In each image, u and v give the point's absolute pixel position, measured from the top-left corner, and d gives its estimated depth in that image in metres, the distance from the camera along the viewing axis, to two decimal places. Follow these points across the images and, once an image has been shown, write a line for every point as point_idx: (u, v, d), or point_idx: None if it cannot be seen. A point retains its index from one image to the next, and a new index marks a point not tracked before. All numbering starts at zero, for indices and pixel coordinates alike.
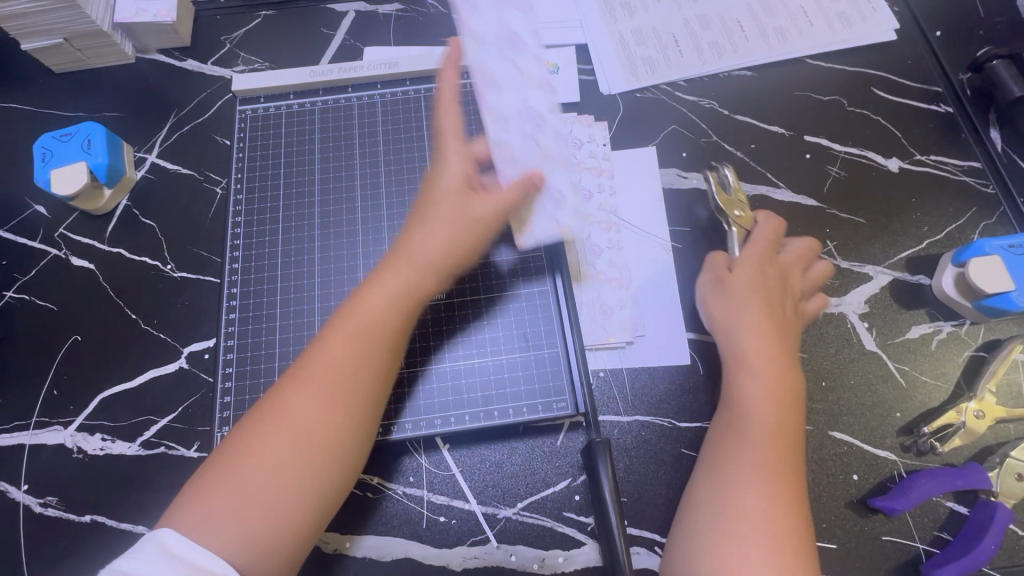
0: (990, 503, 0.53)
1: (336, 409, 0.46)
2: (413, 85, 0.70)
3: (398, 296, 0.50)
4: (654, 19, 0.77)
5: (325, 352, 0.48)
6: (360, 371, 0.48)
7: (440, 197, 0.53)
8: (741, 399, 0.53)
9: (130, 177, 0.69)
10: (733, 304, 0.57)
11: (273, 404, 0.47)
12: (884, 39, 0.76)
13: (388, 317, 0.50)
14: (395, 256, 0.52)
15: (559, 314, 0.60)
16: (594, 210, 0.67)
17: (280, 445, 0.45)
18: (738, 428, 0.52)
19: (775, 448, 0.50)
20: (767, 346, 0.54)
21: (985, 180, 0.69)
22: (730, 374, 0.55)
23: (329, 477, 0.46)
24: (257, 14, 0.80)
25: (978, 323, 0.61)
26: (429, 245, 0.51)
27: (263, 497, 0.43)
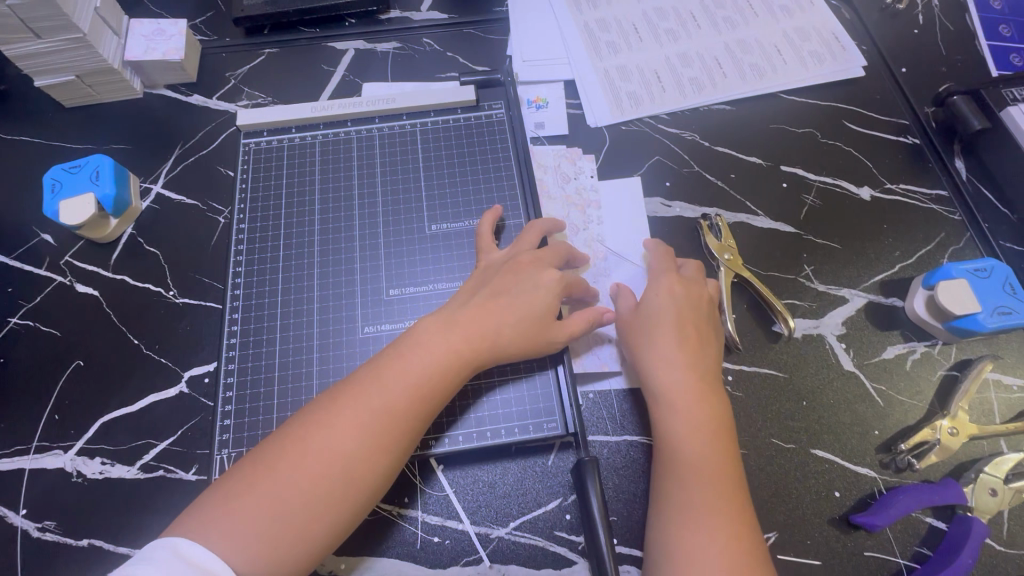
0: (966, 519, 0.55)
1: (370, 451, 0.48)
2: (410, 119, 0.73)
3: (461, 362, 0.53)
4: (638, 57, 0.82)
5: (364, 393, 0.50)
6: (399, 419, 0.50)
7: (525, 286, 0.58)
8: (670, 430, 0.55)
9: (135, 207, 0.72)
10: (648, 334, 0.60)
11: (297, 434, 0.48)
12: (853, 75, 0.81)
13: (444, 378, 0.52)
14: (468, 312, 0.56)
15: (559, 397, 0.59)
16: (582, 246, 0.70)
17: (300, 468, 0.46)
18: (676, 456, 0.54)
19: (711, 481, 0.51)
20: (690, 373, 0.57)
21: (952, 208, 0.73)
22: (656, 411, 0.57)
23: (347, 507, 0.47)
24: (260, 52, 0.84)
25: (949, 343, 0.64)
26: (502, 331, 0.56)
27: (277, 515, 0.45)
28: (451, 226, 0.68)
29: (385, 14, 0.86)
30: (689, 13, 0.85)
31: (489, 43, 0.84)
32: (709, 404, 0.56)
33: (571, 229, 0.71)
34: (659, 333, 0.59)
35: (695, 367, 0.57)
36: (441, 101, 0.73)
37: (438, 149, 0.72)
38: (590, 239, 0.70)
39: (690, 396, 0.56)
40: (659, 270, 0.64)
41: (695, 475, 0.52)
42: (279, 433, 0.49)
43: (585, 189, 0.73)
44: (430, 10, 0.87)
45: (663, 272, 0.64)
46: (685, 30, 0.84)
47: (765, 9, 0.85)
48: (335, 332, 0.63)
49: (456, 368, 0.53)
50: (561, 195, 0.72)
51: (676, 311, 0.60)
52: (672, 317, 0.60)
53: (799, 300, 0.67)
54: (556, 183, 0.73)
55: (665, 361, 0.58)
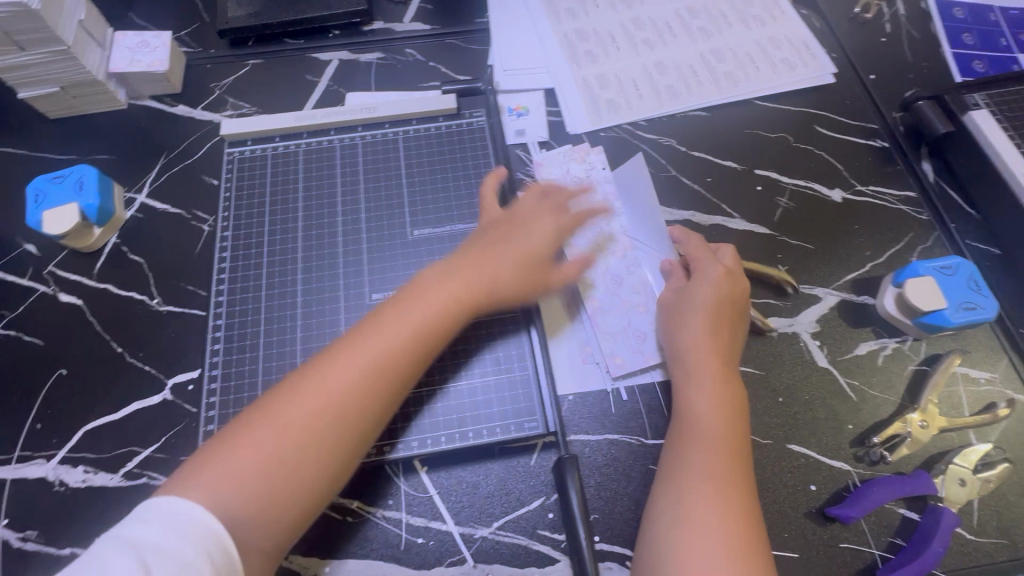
0: (937, 508, 0.57)
1: (360, 403, 0.50)
2: (392, 127, 0.75)
3: (456, 309, 0.56)
4: (617, 66, 0.84)
5: (347, 357, 0.51)
6: (379, 383, 0.51)
7: (524, 233, 0.62)
8: (693, 407, 0.57)
9: (120, 216, 0.73)
10: (683, 318, 0.61)
11: (280, 399, 0.49)
12: (824, 82, 0.84)
13: (435, 331, 0.54)
14: (472, 255, 0.59)
15: (540, 395, 0.61)
16: (605, 241, 0.70)
17: (293, 420, 0.48)
18: (696, 434, 0.55)
19: (723, 459, 0.53)
20: (716, 358, 0.59)
21: (920, 209, 0.75)
22: (682, 390, 0.59)
23: (332, 462, 0.49)
24: (245, 63, 0.85)
25: (920, 339, 0.66)
26: (503, 270, 0.59)
27: (268, 468, 0.47)
28: (434, 230, 0.69)
29: (368, 25, 0.88)
30: (665, 23, 0.88)
31: (471, 53, 0.86)
32: (729, 389, 0.57)
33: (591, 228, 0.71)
34: (692, 317, 0.60)
35: (721, 353, 0.59)
36: (423, 109, 0.75)
37: (420, 156, 0.73)
38: (614, 232, 0.70)
39: (717, 380, 0.57)
40: (704, 254, 0.64)
41: (710, 449, 0.54)
42: (264, 396, 0.50)
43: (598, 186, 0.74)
44: (412, 21, 0.88)
45: (712, 256, 0.63)
46: (662, 40, 0.86)
47: (739, 19, 0.88)
48: (319, 337, 0.63)
49: (445, 318, 0.55)
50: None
51: (716, 299, 0.61)
52: (711, 305, 0.60)
53: (774, 298, 0.68)
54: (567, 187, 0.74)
55: (694, 343, 0.59)
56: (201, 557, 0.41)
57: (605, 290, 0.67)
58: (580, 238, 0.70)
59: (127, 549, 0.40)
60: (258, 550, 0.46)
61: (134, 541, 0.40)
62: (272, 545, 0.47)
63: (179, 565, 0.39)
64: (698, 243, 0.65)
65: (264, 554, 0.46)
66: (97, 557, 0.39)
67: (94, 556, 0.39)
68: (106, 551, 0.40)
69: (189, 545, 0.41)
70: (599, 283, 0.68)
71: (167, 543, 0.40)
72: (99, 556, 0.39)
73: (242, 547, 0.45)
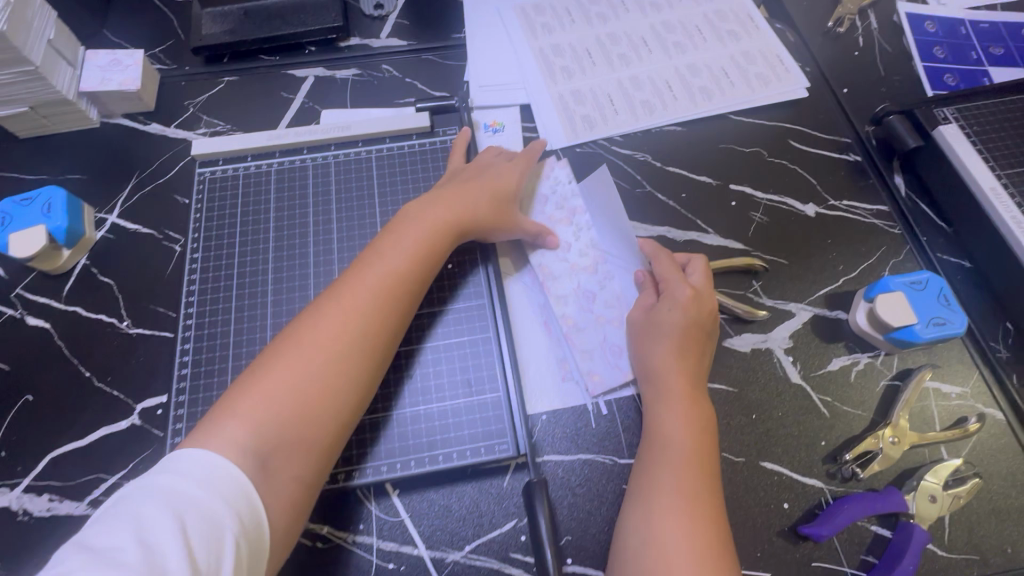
0: (908, 525, 0.57)
1: (368, 334, 0.53)
2: (366, 146, 0.74)
3: (439, 242, 0.61)
4: (592, 81, 0.85)
5: (349, 298, 0.54)
6: (382, 317, 0.55)
7: (495, 180, 0.67)
8: (664, 429, 0.57)
9: (90, 237, 0.72)
10: (652, 338, 0.61)
11: (286, 347, 0.51)
12: (797, 96, 0.84)
13: (423, 261, 0.59)
14: (443, 198, 0.64)
15: (510, 418, 0.61)
16: (575, 257, 0.68)
17: (308, 358, 0.51)
18: (665, 457, 0.55)
19: (694, 478, 0.53)
20: (684, 379, 0.58)
21: (892, 223, 0.76)
22: (652, 409, 0.59)
23: (351, 394, 0.52)
24: (219, 80, 0.85)
25: (892, 354, 0.66)
26: (480, 212, 0.64)
27: (290, 411, 0.49)
28: None
29: (344, 41, 0.88)
30: (640, 38, 0.88)
31: (447, 69, 0.86)
32: (699, 412, 0.57)
33: (560, 246, 0.69)
34: (662, 337, 0.60)
35: (690, 375, 0.59)
36: (397, 127, 0.74)
37: (393, 175, 0.73)
38: (584, 247, 0.69)
39: (688, 403, 0.57)
40: (674, 273, 0.63)
41: (680, 468, 0.54)
42: (269, 348, 0.52)
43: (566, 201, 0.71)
44: (389, 37, 0.88)
45: (681, 276, 0.63)
46: (637, 55, 0.87)
47: (713, 34, 0.89)
48: None
49: (431, 252, 0.60)
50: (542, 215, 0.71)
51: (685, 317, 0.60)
52: (679, 324, 0.60)
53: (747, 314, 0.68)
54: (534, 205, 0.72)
55: (664, 363, 0.59)
56: (229, 513, 0.42)
57: (578, 309, 0.66)
58: (549, 257, 0.69)
59: (159, 502, 0.41)
60: (283, 497, 0.47)
61: (165, 495, 0.41)
62: (298, 489, 0.48)
63: (209, 524, 0.40)
64: (670, 261, 0.64)
65: (289, 501, 0.47)
66: (134, 506, 0.40)
67: (132, 503, 0.41)
68: (141, 499, 0.41)
69: (217, 504, 0.42)
70: (572, 301, 0.66)
71: (196, 501, 0.41)
72: (136, 503, 0.41)
73: (271, 489, 0.46)
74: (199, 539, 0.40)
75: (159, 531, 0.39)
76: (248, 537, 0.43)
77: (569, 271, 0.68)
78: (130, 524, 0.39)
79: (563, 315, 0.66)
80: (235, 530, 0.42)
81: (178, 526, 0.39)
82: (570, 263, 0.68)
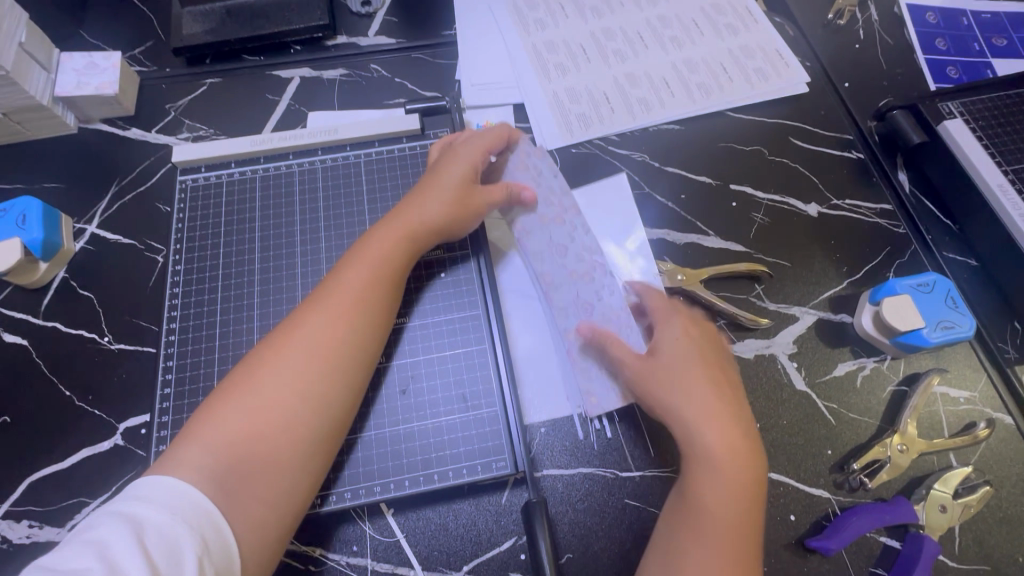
0: (918, 537, 0.55)
1: (333, 351, 0.51)
2: (354, 150, 0.72)
3: (404, 249, 0.58)
4: (587, 78, 0.82)
5: (319, 313, 0.52)
6: (352, 331, 0.52)
7: (453, 167, 0.62)
8: (708, 501, 0.49)
9: (68, 249, 0.69)
10: (678, 387, 0.54)
11: (253, 366, 0.49)
12: (797, 92, 0.82)
13: (390, 269, 0.56)
14: (404, 204, 0.61)
15: (508, 434, 0.59)
16: (573, 262, 0.63)
17: (273, 380, 0.48)
18: (708, 529, 0.49)
19: (736, 546, 0.48)
20: (726, 433, 0.51)
21: (897, 222, 0.74)
22: (693, 470, 0.51)
23: (320, 415, 0.49)
24: (202, 82, 0.82)
25: (898, 358, 0.65)
26: (443, 211, 0.60)
27: (251, 434, 0.46)
28: None
29: (331, 40, 0.85)
30: (636, 33, 0.86)
31: (438, 68, 0.83)
32: (748, 470, 0.50)
33: (558, 251, 0.63)
34: (689, 387, 0.54)
35: (735, 429, 0.52)
36: (386, 130, 0.72)
37: (383, 179, 0.70)
38: (582, 251, 0.63)
39: (736, 462, 0.50)
40: (666, 310, 0.60)
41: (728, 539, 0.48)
42: (237, 367, 0.50)
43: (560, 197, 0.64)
44: (377, 35, 0.85)
45: (676, 313, 0.60)
46: (633, 50, 0.84)
47: (711, 28, 0.86)
48: None
49: (396, 260, 0.57)
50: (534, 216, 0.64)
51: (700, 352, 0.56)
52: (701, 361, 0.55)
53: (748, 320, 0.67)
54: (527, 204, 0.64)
55: (702, 416, 0.52)
56: (193, 532, 0.40)
57: (579, 321, 0.61)
58: (548, 264, 0.63)
59: (119, 521, 0.38)
60: (254, 522, 0.44)
61: (126, 514, 0.39)
62: (273, 513, 0.46)
63: (172, 541, 0.38)
64: (660, 297, 0.62)
65: (261, 526, 0.45)
66: (92, 527, 0.38)
67: (88, 527, 0.38)
68: (99, 521, 0.39)
69: (182, 522, 0.40)
70: (573, 314, 0.62)
71: (160, 519, 0.39)
72: (94, 525, 0.38)
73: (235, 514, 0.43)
74: (162, 556, 0.37)
75: (120, 548, 0.37)
76: (212, 558, 0.40)
77: (568, 278, 0.62)
78: (87, 545, 0.37)
79: (564, 329, 0.61)
80: (199, 549, 0.40)
81: (141, 542, 0.37)
82: (569, 268, 0.63)
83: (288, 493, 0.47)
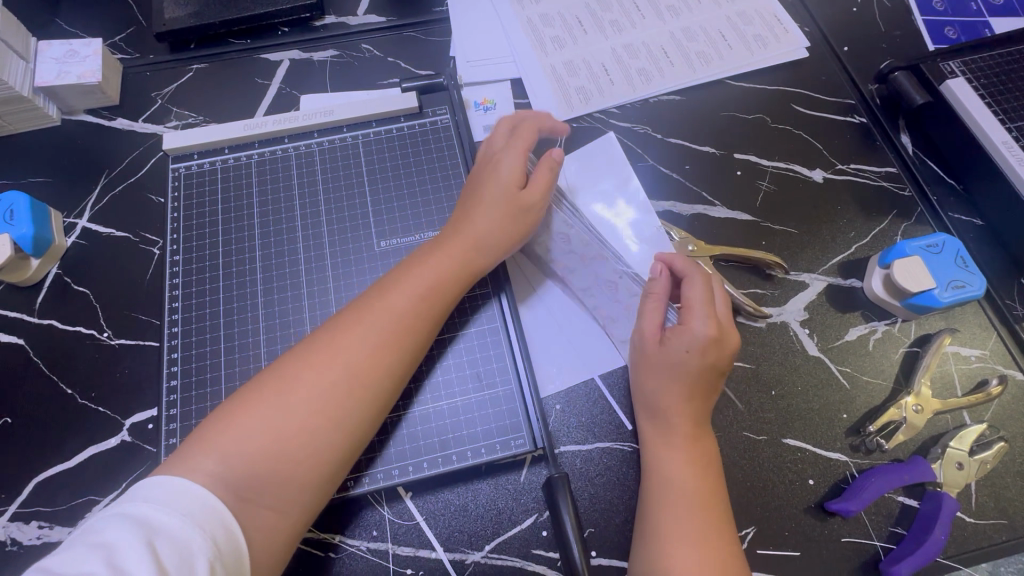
0: (936, 495, 0.56)
1: (364, 378, 0.48)
2: (351, 131, 0.70)
3: (455, 278, 0.56)
4: (585, 50, 0.80)
5: (358, 332, 0.50)
6: (389, 358, 0.50)
7: (494, 178, 0.58)
8: (663, 472, 0.53)
9: (59, 245, 0.67)
10: (662, 376, 0.55)
11: (283, 379, 0.47)
12: (798, 57, 0.81)
13: (439, 298, 0.54)
14: (456, 227, 0.58)
15: (525, 412, 0.58)
16: (579, 247, 0.59)
17: (301, 400, 0.46)
18: (670, 500, 0.52)
19: (698, 514, 0.50)
20: (690, 417, 0.54)
21: (901, 184, 0.73)
22: (649, 446, 0.55)
23: (340, 442, 0.47)
24: (188, 68, 0.79)
25: (909, 320, 0.65)
26: (489, 230, 0.57)
27: (270, 450, 0.44)
28: (401, 241, 0.65)
29: (319, 20, 0.82)
30: (632, 3, 0.84)
31: (431, 45, 0.81)
32: (702, 449, 0.54)
33: (561, 238, 0.60)
34: (668, 377, 0.54)
35: (698, 413, 0.54)
36: (383, 109, 0.70)
37: (382, 161, 0.69)
38: (582, 236, 0.58)
39: (687, 440, 0.54)
40: (701, 302, 0.54)
41: (686, 508, 0.51)
42: (265, 376, 0.48)
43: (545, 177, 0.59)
44: (367, 13, 0.82)
45: (710, 309, 0.54)
46: (629, 20, 0.82)
47: None
48: None
49: (445, 287, 0.55)
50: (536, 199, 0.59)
51: (697, 363, 0.53)
52: (692, 369, 0.53)
53: (761, 290, 0.66)
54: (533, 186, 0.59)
55: (670, 403, 0.54)
56: (203, 534, 0.39)
57: (607, 300, 0.61)
58: (557, 249, 0.61)
59: (126, 523, 0.38)
60: (266, 530, 0.43)
61: (131, 516, 0.38)
62: (285, 520, 0.45)
63: (181, 543, 0.37)
64: (704, 286, 0.55)
65: (274, 533, 0.44)
66: (96, 530, 0.37)
67: (93, 530, 0.38)
68: (105, 524, 0.38)
69: (190, 523, 0.39)
70: (597, 293, 0.61)
71: (168, 522, 0.38)
72: (99, 528, 0.37)
73: (251, 523, 0.42)
74: (172, 559, 0.37)
75: (127, 551, 0.36)
76: (224, 560, 0.39)
77: (580, 262, 0.60)
78: (93, 548, 0.36)
79: (595, 307, 0.63)
80: (210, 552, 0.39)
81: (149, 544, 0.36)
82: (577, 254, 0.60)
83: (303, 503, 0.46)
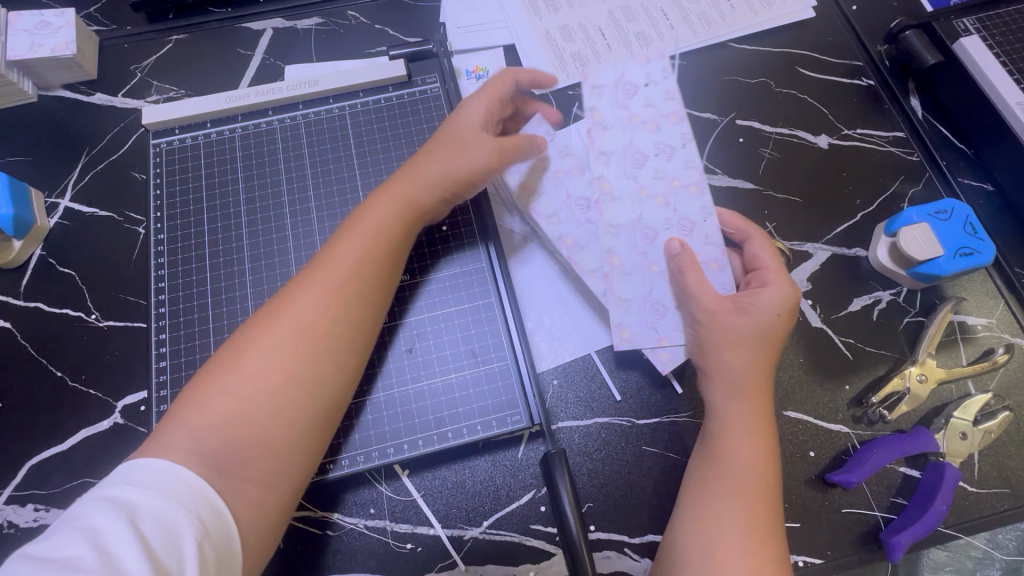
0: (939, 465, 0.55)
1: (313, 330, 0.47)
2: (337, 102, 0.67)
3: (402, 219, 0.54)
4: (580, 13, 0.76)
5: (309, 288, 0.49)
6: (338, 306, 0.49)
7: (456, 124, 0.56)
8: (727, 462, 0.49)
9: (42, 225, 0.65)
10: (742, 352, 0.50)
11: (240, 343, 0.46)
12: (804, 17, 0.77)
13: (385, 245, 0.52)
14: (403, 172, 0.56)
15: (520, 385, 0.57)
16: (648, 176, 0.56)
17: (255, 362, 0.45)
18: (716, 487, 0.48)
19: (751, 507, 0.46)
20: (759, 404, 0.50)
21: (909, 149, 0.71)
22: (718, 439, 0.50)
23: (311, 402, 0.46)
24: (167, 39, 0.75)
25: (914, 290, 0.63)
26: (436, 172, 0.54)
27: (238, 419, 0.43)
28: None
29: None
30: None
31: (420, 10, 0.77)
32: (767, 437, 0.50)
33: (634, 159, 0.57)
34: (750, 353, 0.50)
35: (765, 396, 0.51)
36: (370, 79, 0.67)
37: (371, 134, 0.66)
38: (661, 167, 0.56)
39: (759, 431, 0.49)
40: (774, 264, 0.53)
41: (738, 502, 0.47)
42: (225, 347, 0.47)
43: (651, 80, 0.57)
44: None
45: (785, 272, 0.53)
46: None
47: None
48: None
49: (392, 230, 0.53)
50: (625, 111, 0.57)
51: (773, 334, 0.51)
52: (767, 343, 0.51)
53: None
54: (616, 99, 0.58)
55: (746, 386, 0.50)
56: (191, 516, 0.38)
57: (628, 247, 0.57)
58: (613, 171, 0.57)
59: (108, 506, 0.36)
60: (251, 504, 0.42)
61: (116, 498, 0.37)
62: (269, 494, 0.44)
63: (169, 527, 0.36)
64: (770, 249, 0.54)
65: (258, 509, 0.43)
66: (82, 513, 0.36)
67: (78, 513, 0.36)
68: (86, 508, 0.36)
69: (178, 505, 0.38)
70: (625, 233, 0.57)
71: (156, 506, 0.37)
72: (81, 511, 0.36)
73: (235, 497, 0.41)
74: (160, 542, 0.35)
75: (115, 537, 0.34)
76: (214, 543, 0.38)
77: (635, 194, 0.57)
78: (77, 533, 0.35)
79: (608, 250, 0.57)
80: (199, 534, 0.38)
81: (137, 530, 0.35)
82: (640, 182, 0.57)
83: (286, 475, 0.45)
